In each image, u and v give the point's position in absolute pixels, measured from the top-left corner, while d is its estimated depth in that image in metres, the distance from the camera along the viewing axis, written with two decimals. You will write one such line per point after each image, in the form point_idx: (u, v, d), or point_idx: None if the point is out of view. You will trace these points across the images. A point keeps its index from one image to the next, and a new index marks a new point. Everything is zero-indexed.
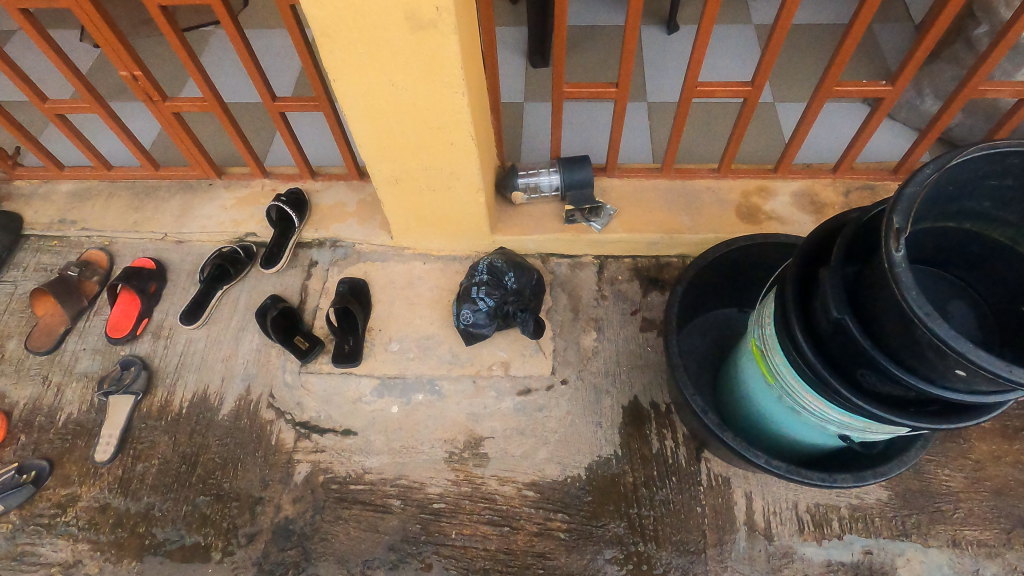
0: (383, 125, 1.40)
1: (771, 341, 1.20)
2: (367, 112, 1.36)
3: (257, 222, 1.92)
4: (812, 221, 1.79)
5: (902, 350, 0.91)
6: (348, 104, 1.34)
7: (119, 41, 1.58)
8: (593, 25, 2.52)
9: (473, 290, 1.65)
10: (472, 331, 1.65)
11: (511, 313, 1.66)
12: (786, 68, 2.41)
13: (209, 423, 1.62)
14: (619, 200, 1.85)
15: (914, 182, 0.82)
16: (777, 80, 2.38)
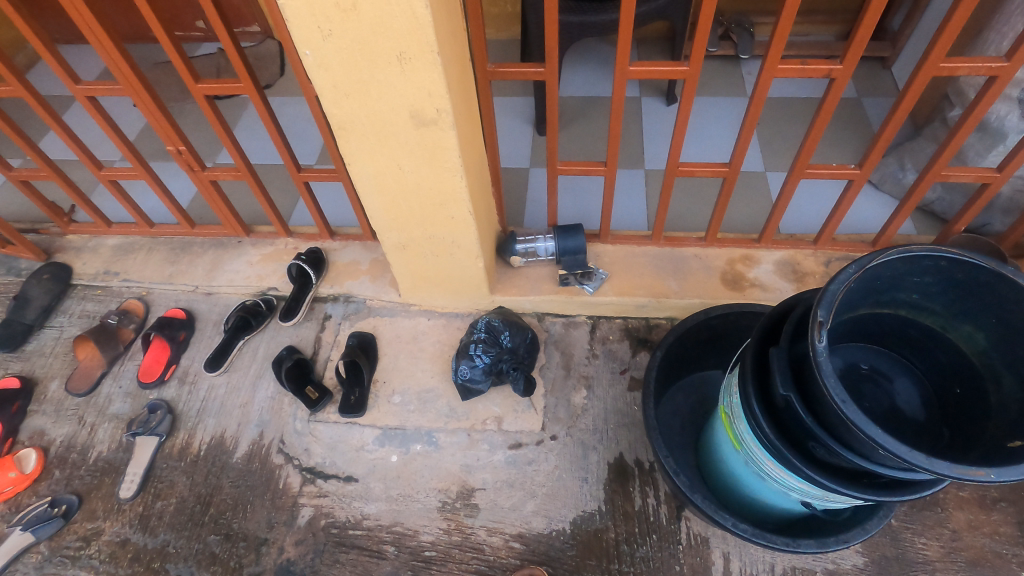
0: (392, 203, 1.56)
1: (736, 409, 1.30)
2: (378, 192, 1.53)
3: (279, 277, 2.10)
4: (793, 289, 1.89)
5: (839, 427, 1.01)
6: (362, 186, 1.52)
7: (167, 121, 1.80)
8: (596, 95, 2.72)
9: (471, 347, 1.79)
10: (469, 386, 1.78)
11: (505, 371, 1.78)
12: (777, 140, 2.56)
13: (224, 465, 1.76)
14: (611, 264, 1.98)
15: (837, 281, 0.94)
16: (768, 151, 2.53)
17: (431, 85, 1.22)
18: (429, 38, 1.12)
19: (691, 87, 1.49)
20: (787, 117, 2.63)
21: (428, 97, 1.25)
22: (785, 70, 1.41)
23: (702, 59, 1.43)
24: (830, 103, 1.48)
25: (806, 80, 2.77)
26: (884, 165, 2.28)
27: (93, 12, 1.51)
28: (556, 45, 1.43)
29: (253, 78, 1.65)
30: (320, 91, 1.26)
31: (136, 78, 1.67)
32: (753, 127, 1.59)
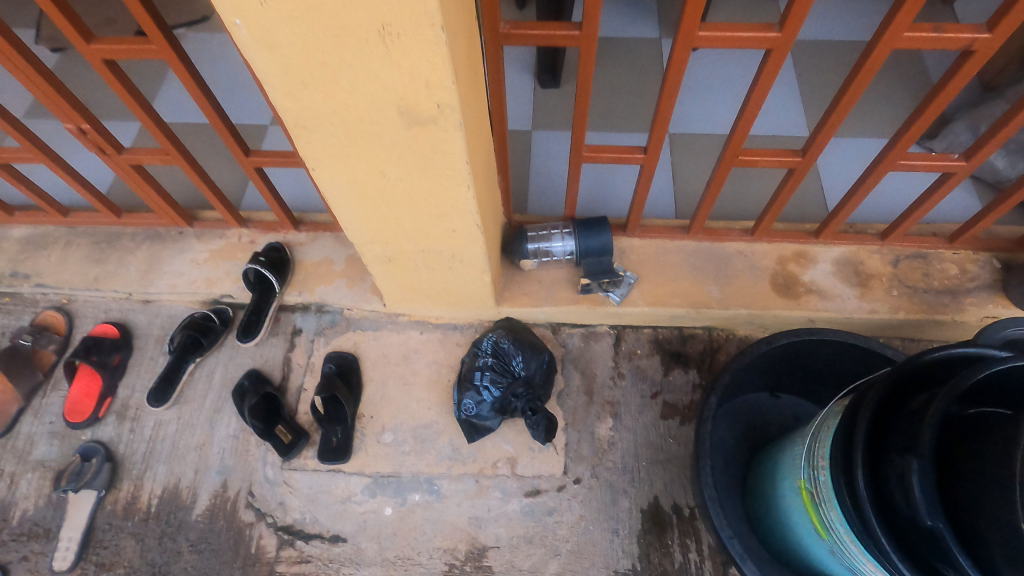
0: (372, 212, 1.18)
1: (827, 492, 1.03)
2: (354, 200, 1.14)
3: (233, 281, 1.71)
4: (856, 295, 1.59)
5: None
6: (333, 193, 1.13)
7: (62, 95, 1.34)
8: (610, 36, 2.25)
9: (478, 378, 1.48)
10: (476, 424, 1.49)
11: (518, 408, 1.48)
12: (822, 96, 2.18)
13: (181, 523, 1.46)
14: (639, 265, 1.64)
15: None
16: (812, 112, 2.15)
17: (430, 73, 0.82)
18: (431, 7, 0.71)
19: (776, 62, 1.11)
20: (833, 66, 2.23)
21: (426, 88, 0.85)
22: (911, 40, 1.03)
23: (800, 22, 1.04)
24: (956, 82, 1.12)
25: (855, 19, 2.34)
26: (952, 132, 1.93)
27: None
28: (600, 1, 1.01)
29: (169, 34, 1.18)
30: (265, 77, 0.85)
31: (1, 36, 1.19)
32: (846, 109, 1.22)
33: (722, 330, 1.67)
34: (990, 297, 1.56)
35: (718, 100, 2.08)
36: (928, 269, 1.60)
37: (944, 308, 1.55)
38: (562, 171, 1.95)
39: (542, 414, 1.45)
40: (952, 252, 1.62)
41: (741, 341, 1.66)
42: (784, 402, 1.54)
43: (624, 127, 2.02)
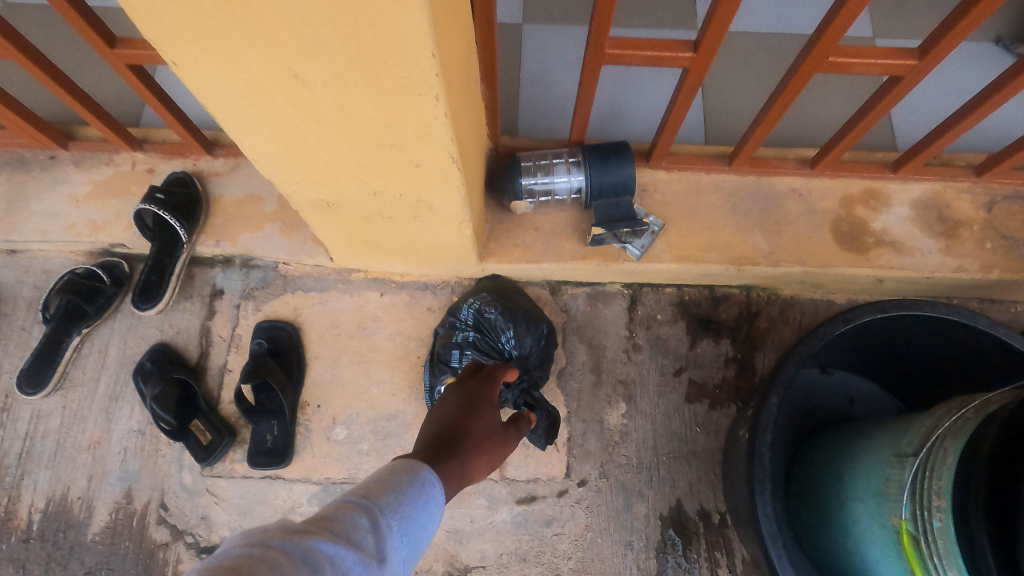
0: (286, 132, 0.76)
1: (947, 547, 0.74)
2: (254, 111, 0.72)
3: (126, 226, 1.28)
4: (940, 248, 1.24)
5: None
6: (218, 101, 0.71)
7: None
8: None
9: (458, 360, 1.14)
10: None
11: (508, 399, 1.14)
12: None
13: (74, 545, 1.13)
14: (665, 208, 1.27)
15: None
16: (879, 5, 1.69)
17: None
18: None
19: None
20: None
21: None
22: None
23: None
24: None
25: None
26: None
27: None
28: None
29: None
30: None
31: None
32: None
33: (763, 290, 1.33)
34: None
35: None
36: None
37: None
38: (564, 77, 1.49)
39: (543, 408, 1.12)
40: None
41: (786, 303, 1.33)
42: (834, 380, 1.21)
43: (643, 21, 1.56)
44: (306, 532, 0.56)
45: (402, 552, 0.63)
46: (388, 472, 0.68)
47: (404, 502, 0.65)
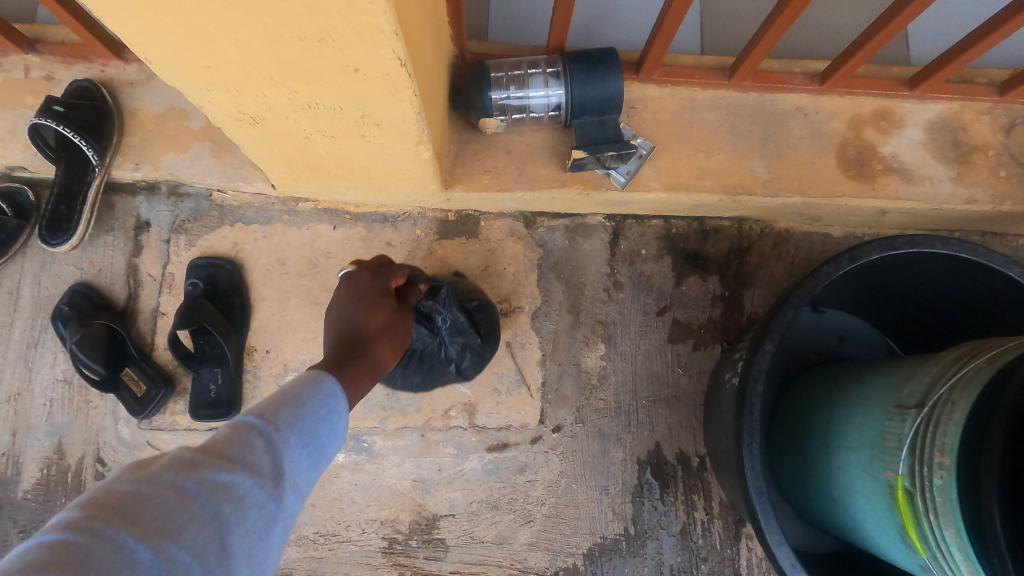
0: (168, 13, 0.57)
1: (947, 507, 0.69)
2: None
3: (26, 146, 1.08)
4: (951, 176, 1.13)
5: None
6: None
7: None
8: None
9: None
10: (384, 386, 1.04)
11: (441, 357, 1.02)
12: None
13: (4, 503, 1.04)
14: (656, 127, 1.12)
15: None
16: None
17: None
18: None
19: None
20: None
21: None
22: None
23: None
24: None
25: None
26: None
27: None
28: None
29: None
30: None
31: None
32: None
33: (757, 223, 1.22)
34: None
35: None
36: None
37: None
38: None
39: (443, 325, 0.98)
40: None
41: (780, 237, 1.22)
42: (823, 319, 1.14)
43: None
44: (198, 461, 0.46)
45: (303, 462, 0.54)
46: (277, 398, 0.56)
47: (297, 423, 0.55)
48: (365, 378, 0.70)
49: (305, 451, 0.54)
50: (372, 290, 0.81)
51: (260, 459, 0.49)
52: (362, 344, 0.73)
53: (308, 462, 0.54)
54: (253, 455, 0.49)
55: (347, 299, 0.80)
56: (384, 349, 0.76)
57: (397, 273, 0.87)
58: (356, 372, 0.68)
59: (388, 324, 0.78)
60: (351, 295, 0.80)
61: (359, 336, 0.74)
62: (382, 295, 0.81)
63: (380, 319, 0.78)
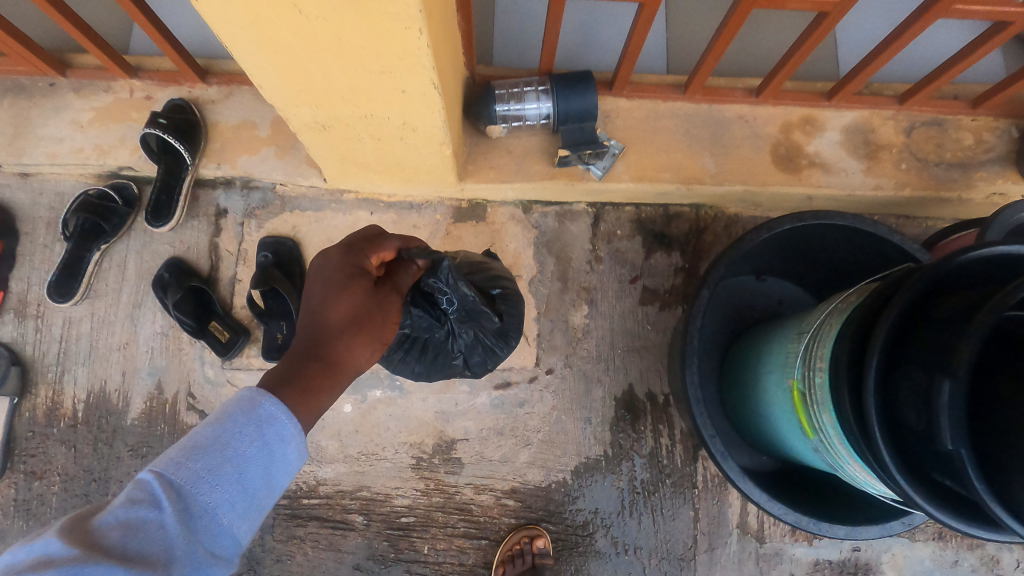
0: (282, 51, 0.85)
1: (819, 395, 0.98)
2: (255, 33, 0.81)
3: (133, 151, 1.38)
4: (862, 169, 1.42)
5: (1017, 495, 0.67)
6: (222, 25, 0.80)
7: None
8: None
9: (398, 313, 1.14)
10: (395, 362, 1.19)
11: (448, 349, 1.16)
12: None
13: (116, 429, 1.32)
14: (626, 131, 1.41)
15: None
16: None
17: None
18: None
19: None
20: None
21: None
22: None
23: None
24: None
25: None
26: None
27: None
28: None
29: None
30: None
31: None
32: None
33: (711, 209, 1.51)
34: (1001, 171, 1.43)
35: None
36: (943, 139, 1.43)
37: (952, 185, 1.42)
38: (537, 7, 1.57)
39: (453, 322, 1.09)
40: (971, 120, 1.44)
41: (730, 220, 1.51)
42: (766, 286, 1.43)
43: None
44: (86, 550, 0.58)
45: (209, 522, 0.66)
46: (182, 464, 0.67)
47: (193, 494, 0.66)
48: (323, 387, 0.78)
49: (222, 505, 0.67)
50: (341, 275, 0.84)
51: (150, 537, 0.61)
52: (329, 346, 0.80)
53: (230, 513, 0.67)
54: (147, 531, 0.62)
55: (320, 289, 0.84)
56: (358, 349, 0.81)
57: (379, 250, 0.89)
58: (312, 383, 0.76)
59: (361, 319, 0.82)
60: (322, 286, 0.83)
61: (327, 337, 0.80)
62: (353, 285, 0.84)
63: (347, 312, 0.82)
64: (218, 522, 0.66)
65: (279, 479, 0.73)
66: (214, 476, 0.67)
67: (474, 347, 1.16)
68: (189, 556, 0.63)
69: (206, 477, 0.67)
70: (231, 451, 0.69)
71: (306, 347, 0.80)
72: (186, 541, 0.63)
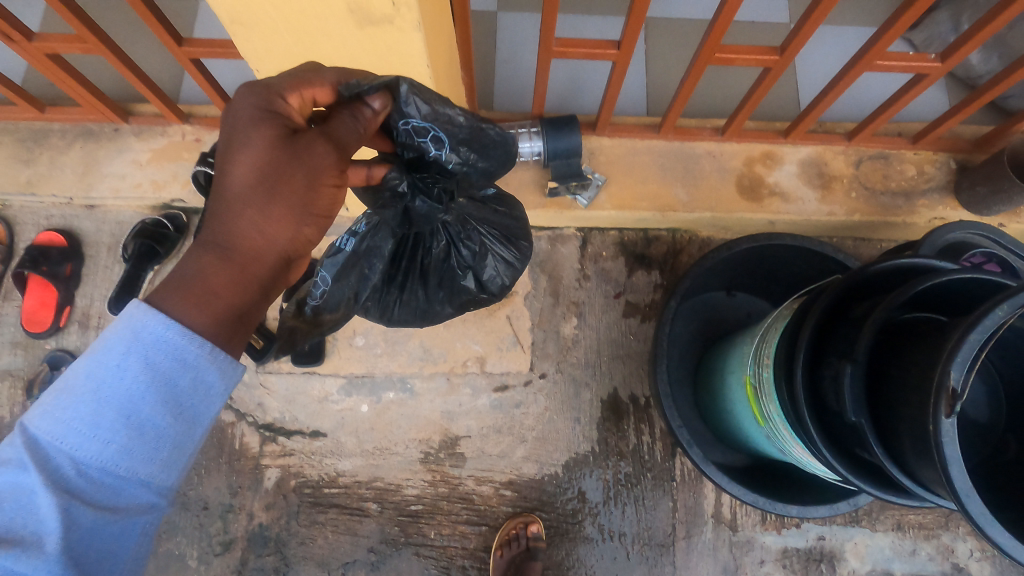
0: None
1: (766, 387, 1.15)
2: None
3: (183, 185, 1.61)
4: (817, 198, 1.62)
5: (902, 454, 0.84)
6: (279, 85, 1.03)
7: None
8: None
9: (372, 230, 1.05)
10: (412, 284, 1.26)
11: (455, 265, 1.28)
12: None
13: None
14: (609, 166, 1.62)
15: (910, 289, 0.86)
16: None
17: None
18: None
19: None
20: None
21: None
22: None
23: None
24: None
25: None
26: (935, 23, 1.85)
27: None
28: None
29: None
30: None
31: None
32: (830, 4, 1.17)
33: (686, 232, 1.71)
34: (941, 199, 1.62)
35: None
36: (888, 171, 1.63)
37: (898, 211, 1.61)
38: (531, 59, 1.80)
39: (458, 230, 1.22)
40: (914, 154, 1.64)
41: (703, 243, 1.71)
42: (736, 300, 1.63)
43: (596, 10, 1.79)
44: None
45: (96, 479, 0.64)
46: (49, 419, 0.63)
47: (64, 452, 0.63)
48: (227, 278, 0.69)
49: (103, 456, 0.63)
50: (245, 126, 0.74)
51: (23, 504, 0.61)
52: (233, 231, 0.71)
53: (118, 462, 0.64)
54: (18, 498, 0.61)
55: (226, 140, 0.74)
56: (277, 229, 0.73)
57: (301, 90, 0.79)
58: (216, 285, 0.68)
59: (266, 191, 0.72)
60: (230, 137, 0.74)
61: (232, 204, 0.71)
62: (254, 146, 0.73)
63: (250, 176, 0.72)
64: (107, 474, 0.64)
65: (184, 415, 0.66)
66: (88, 428, 0.63)
67: (486, 258, 1.28)
68: (74, 515, 0.62)
69: (77, 429, 0.63)
70: (104, 395, 0.63)
71: (205, 236, 0.70)
72: (63, 500, 0.61)
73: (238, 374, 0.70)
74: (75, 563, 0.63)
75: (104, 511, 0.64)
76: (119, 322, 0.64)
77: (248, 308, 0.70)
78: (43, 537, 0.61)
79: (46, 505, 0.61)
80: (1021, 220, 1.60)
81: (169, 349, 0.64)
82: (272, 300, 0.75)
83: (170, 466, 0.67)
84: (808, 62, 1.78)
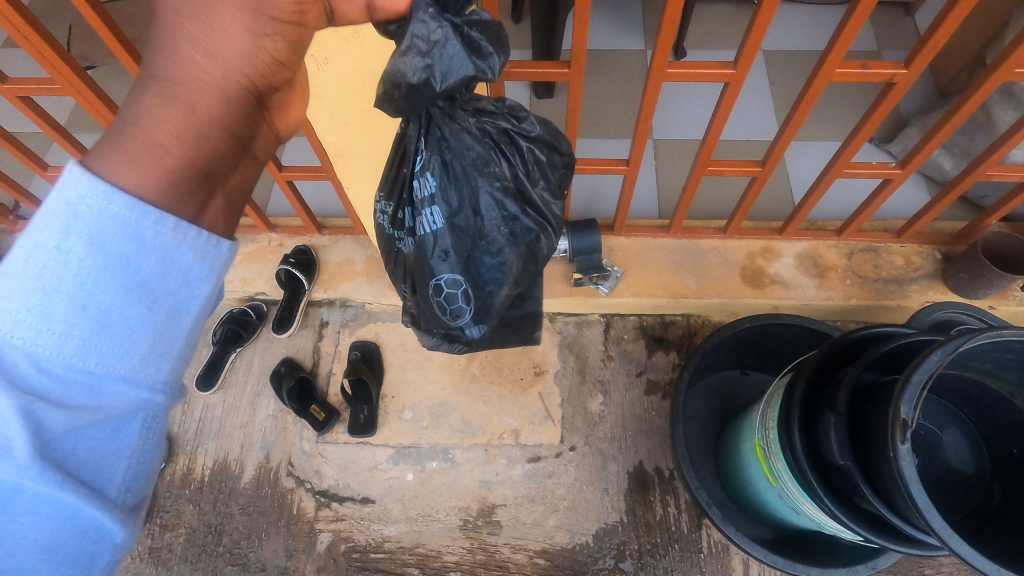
0: None
1: (772, 447, 1.28)
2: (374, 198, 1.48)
3: (266, 281, 1.93)
4: (814, 285, 1.81)
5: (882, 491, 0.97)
6: (346, 169, 1.37)
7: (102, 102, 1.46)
8: (610, 47, 2.33)
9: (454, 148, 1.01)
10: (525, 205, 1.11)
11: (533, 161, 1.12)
12: (793, 80, 2.22)
13: (231, 491, 1.69)
14: (626, 261, 1.87)
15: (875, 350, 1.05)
16: (777, 97, 2.19)
17: None
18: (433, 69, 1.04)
19: (734, 91, 1.35)
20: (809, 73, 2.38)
21: None
22: (842, 75, 1.27)
23: (751, 62, 1.28)
24: (885, 111, 1.35)
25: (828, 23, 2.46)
26: (907, 136, 2.13)
27: (35, 26, 1.22)
28: (587, 45, 1.19)
29: None
30: (316, 120, 1.20)
31: (81, 80, 1.37)
32: (794, 129, 1.46)
33: (699, 318, 1.90)
34: (930, 285, 1.79)
35: (698, 105, 2.24)
36: (878, 261, 1.83)
37: (891, 295, 1.79)
38: None
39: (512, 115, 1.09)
40: (900, 246, 1.84)
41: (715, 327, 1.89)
42: (751, 379, 1.79)
43: (611, 135, 2.15)
44: None
45: (47, 379, 0.53)
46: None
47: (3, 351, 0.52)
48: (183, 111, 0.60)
49: (56, 345, 0.53)
50: None
51: None
52: (171, 60, 0.61)
53: (75, 352, 0.54)
54: None
55: None
56: (222, 47, 0.63)
57: None
58: (162, 128, 0.59)
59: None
60: None
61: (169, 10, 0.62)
62: None
63: None
64: (77, 371, 0.54)
65: (158, 306, 0.58)
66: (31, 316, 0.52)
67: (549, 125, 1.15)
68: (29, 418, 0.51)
69: (22, 320, 0.52)
70: (50, 280, 0.53)
71: (146, 72, 0.61)
72: (14, 399, 0.51)
73: (220, 254, 0.62)
74: (55, 467, 0.53)
75: (79, 410, 0.54)
76: (56, 199, 0.53)
77: (209, 158, 0.62)
78: (9, 444, 0.50)
79: (7, 409, 0.50)
80: (1009, 302, 1.75)
81: (124, 227, 0.54)
82: (239, 148, 0.65)
83: (150, 358, 0.58)
84: (797, 171, 2.07)
